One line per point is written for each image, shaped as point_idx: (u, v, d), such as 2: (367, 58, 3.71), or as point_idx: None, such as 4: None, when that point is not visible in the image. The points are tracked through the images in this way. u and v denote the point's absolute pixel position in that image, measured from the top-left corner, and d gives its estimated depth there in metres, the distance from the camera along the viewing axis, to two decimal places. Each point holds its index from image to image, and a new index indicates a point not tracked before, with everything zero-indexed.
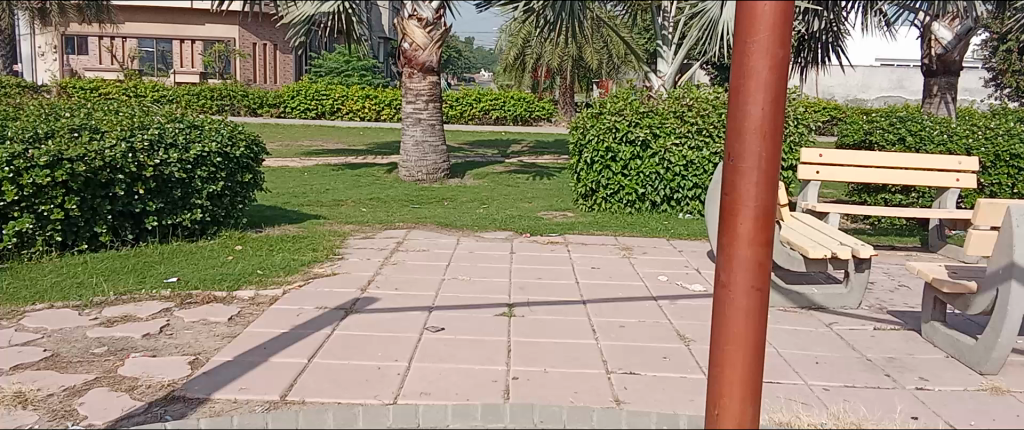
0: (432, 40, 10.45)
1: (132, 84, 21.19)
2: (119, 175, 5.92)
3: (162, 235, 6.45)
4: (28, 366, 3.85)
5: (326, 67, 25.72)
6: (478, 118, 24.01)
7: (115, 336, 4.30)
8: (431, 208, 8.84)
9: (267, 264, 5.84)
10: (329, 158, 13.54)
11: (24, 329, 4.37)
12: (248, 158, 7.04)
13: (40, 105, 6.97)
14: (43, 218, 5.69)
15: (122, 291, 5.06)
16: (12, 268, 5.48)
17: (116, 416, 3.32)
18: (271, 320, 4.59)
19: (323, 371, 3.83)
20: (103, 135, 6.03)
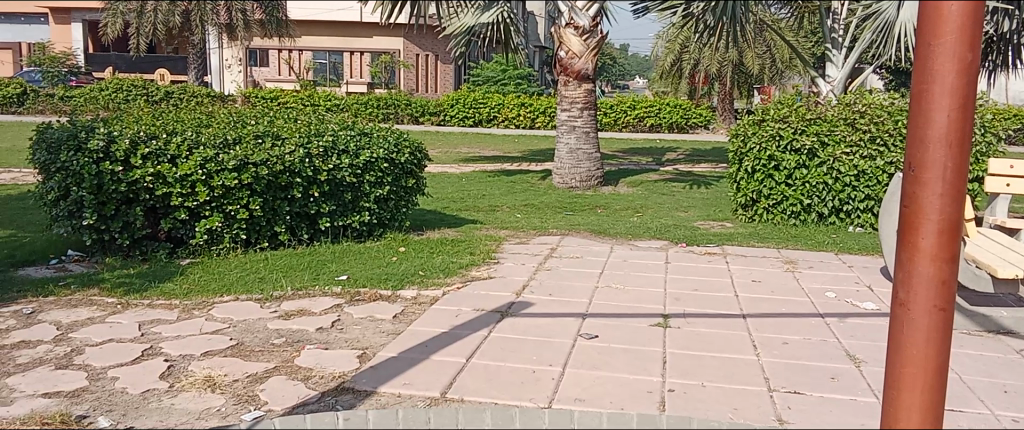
0: (587, 48, 10.52)
1: (307, 94, 22.65)
2: (298, 178, 6.36)
3: (334, 235, 6.85)
4: (217, 353, 4.21)
5: (484, 76, 26.44)
6: (633, 126, 23.84)
7: (291, 328, 4.62)
8: (584, 216, 8.86)
9: (429, 265, 6.07)
10: (485, 165, 13.89)
11: (213, 319, 4.78)
12: (412, 164, 7.35)
13: (229, 114, 7.61)
14: (230, 217, 6.21)
15: (299, 286, 5.43)
16: (203, 262, 6.01)
17: (293, 403, 3.57)
18: (431, 319, 4.77)
19: (481, 371, 3.94)
20: (284, 141, 6.48)
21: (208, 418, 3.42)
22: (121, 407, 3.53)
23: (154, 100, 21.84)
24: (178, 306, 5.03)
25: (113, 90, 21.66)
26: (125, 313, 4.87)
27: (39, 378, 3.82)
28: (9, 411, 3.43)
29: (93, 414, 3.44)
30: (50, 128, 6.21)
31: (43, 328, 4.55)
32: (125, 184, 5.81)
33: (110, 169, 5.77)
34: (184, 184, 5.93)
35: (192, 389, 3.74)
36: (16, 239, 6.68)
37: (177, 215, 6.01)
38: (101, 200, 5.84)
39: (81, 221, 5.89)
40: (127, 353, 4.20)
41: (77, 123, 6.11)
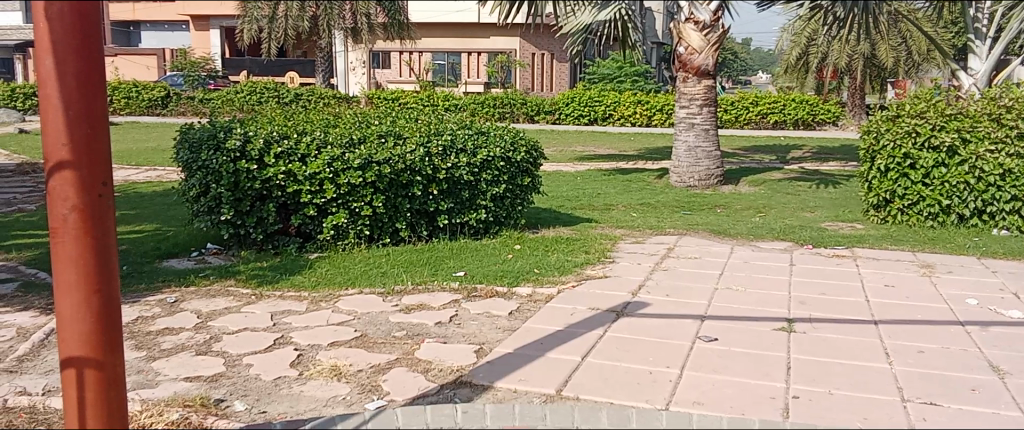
0: (708, 43, 10.27)
1: (427, 94, 23.19)
2: (418, 177, 6.54)
3: (452, 232, 7.00)
4: (343, 343, 4.39)
5: (600, 73, 26.31)
6: (755, 123, 23.13)
7: (412, 322, 4.75)
8: (703, 215, 8.67)
9: (544, 263, 6.10)
10: (600, 163, 13.83)
11: (339, 311, 4.98)
12: (528, 162, 7.36)
13: (354, 114, 7.89)
14: (355, 214, 6.45)
15: (418, 281, 5.58)
16: (330, 256, 6.28)
17: (414, 394, 3.67)
18: (547, 317, 4.79)
19: (597, 370, 3.92)
20: (405, 141, 6.66)
21: (334, 405, 3.57)
22: (255, 392, 3.74)
23: (285, 102, 22.92)
24: (306, 298, 5.27)
25: (248, 93, 22.94)
26: (258, 304, 5.15)
27: (181, 363, 4.10)
28: (156, 393, 3.70)
29: (229, 398, 3.66)
30: (192, 128, 6.62)
31: (185, 316, 4.87)
32: (259, 182, 6.14)
33: (245, 167, 6.10)
34: (313, 182, 6.21)
35: (319, 377, 3.91)
36: (162, 233, 7.17)
37: (306, 211, 6.30)
38: (238, 196, 6.20)
39: (219, 216, 6.27)
40: (260, 341, 4.44)
41: (216, 123, 6.49)
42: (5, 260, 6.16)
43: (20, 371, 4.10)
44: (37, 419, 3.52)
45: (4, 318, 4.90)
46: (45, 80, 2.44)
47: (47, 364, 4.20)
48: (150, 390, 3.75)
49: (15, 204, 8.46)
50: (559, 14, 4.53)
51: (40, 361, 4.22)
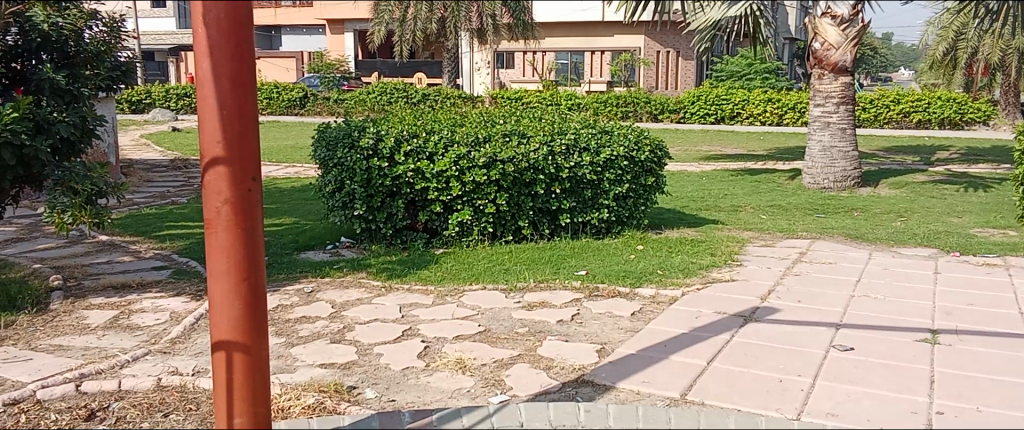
0: (846, 38, 9.84)
1: (549, 94, 23.19)
2: (541, 176, 6.59)
3: (574, 231, 7.01)
4: (467, 337, 4.48)
5: (728, 70, 25.63)
6: (896, 122, 21.89)
7: (534, 319, 4.80)
8: (838, 219, 8.28)
9: (668, 264, 6.00)
10: (727, 163, 13.47)
11: (464, 306, 5.09)
12: (652, 162, 7.24)
13: (479, 114, 8.02)
14: (479, 211, 6.57)
15: (541, 279, 5.63)
16: (455, 252, 6.43)
17: (536, 391, 3.70)
18: (671, 319, 4.71)
19: (724, 376, 3.83)
20: (529, 139, 6.71)
21: (458, 397, 3.66)
22: (384, 381, 3.88)
23: (413, 102, 23.55)
24: (433, 292, 5.42)
25: (379, 93, 23.77)
26: (387, 296, 5.34)
27: (317, 350, 4.31)
28: (294, 378, 3.90)
29: (361, 386, 3.82)
30: (329, 127, 6.92)
31: (320, 306, 5.11)
32: (390, 179, 6.36)
33: (377, 164, 6.33)
34: (440, 179, 6.37)
35: (445, 369, 4.01)
36: (299, 226, 7.55)
37: (433, 208, 6.47)
38: (369, 193, 6.44)
39: (353, 212, 6.54)
40: (389, 332, 4.60)
41: (351, 123, 6.77)
42: (160, 249, 6.66)
43: (173, 352, 4.43)
44: (188, 397, 3.79)
45: (160, 302, 5.30)
46: (202, 82, 2.63)
47: (197, 346, 4.51)
48: (289, 374, 3.96)
49: (169, 197, 9.12)
50: (686, 11, 4.40)
51: (190, 344, 4.54)
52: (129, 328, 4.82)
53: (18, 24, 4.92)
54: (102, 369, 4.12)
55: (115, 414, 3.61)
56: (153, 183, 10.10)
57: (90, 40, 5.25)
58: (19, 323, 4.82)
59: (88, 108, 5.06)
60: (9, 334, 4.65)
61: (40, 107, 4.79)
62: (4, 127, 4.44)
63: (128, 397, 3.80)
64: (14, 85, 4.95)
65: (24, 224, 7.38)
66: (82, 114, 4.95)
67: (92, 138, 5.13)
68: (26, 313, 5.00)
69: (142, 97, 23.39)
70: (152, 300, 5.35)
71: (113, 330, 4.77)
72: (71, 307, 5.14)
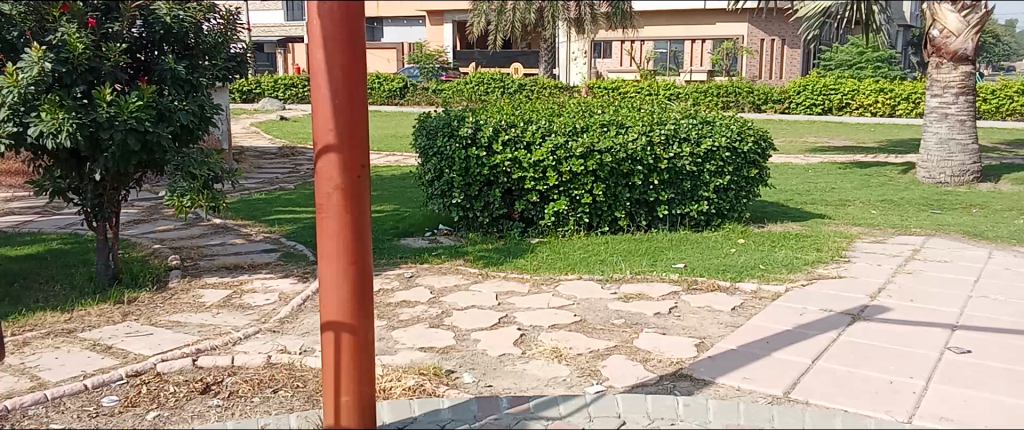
0: (967, 24, 9.40)
1: (648, 84, 22.72)
2: (639, 166, 6.52)
3: (672, 223, 6.91)
4: (562, 327, 4.49)
5: (837, 59, 24.62)
6: (1021, 114, 20.52)
7: (630, 311, 4.76)
8: (955, 215, 7.85)
9: (770, 259, 5.83)
10: (834, 156, 12.95)
11: (560, 295, 5.10)
12: (756, 153, 7.04)
13: (577, 103, 7.99)
14: (576, 201, 6.55)
15: (637, 270, 5.57)
16: (550, 242, 6.44)
17: (633, 383, 3.68)
18: (774, 315, 4.58)
19: (830, 375, 3.70)
20: (627, 130, 6.64)
21: (555, 386, 3.67)
22: (482, 366, 3.93)
23: (509, 91, 23.72)
24: (529, 280, 5.46)
25: (477, 84, 23.99)
26: (484, 283, 5.40)
27: (416, 333, 4.40)
28: (395, 359, 4.01)
29: (459, 370, 3.88)
30: (429, 117, 7.04)
31: (420, 291, 5.23)
32: (487, 168, 6.43)
33: (476, 154, 6.41)
34: (537, 169, 6.39)
35: (542, 357, 4.03)
36: (399, 214, 7.72)
37: (529, 198, 6.50)
38: (468, 181, 6.52)
39: (451, 200, 6.64)
40: (486, 319, 4.65)
41: (451, 112, 6.86)
42: (270, 233, 6.95)
43: (281, 332, 4.62)
44: (295, 375, 3.95)
45: (269, 283, 5.54)
46: (317, 73, 2.83)
47: (304, 326, 4.70)
48: (390, 356, 4.07)
49: (277, 183, 9.50)
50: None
51: (298, 324, 4.73)
52: (241, 307, 5.05)
53: (143, 17, 5.15)
54: (216, 345, 4.33)
55: (228, 388, 3.79)
56: (263, 170, 10.53)
57: (208, 31, 5.44)
58: (141, 300, 5.13)
59: (206, 97, 5.33)
60: (133, 310, 4.95)
61: (162, 96, 5.09)
62: (129, 115, 4.76)
63: (240, 373, 3.99)
64: (139, 75, 5.25)
65: (145, 207, 7.83)
66: (200, 103, 5.24)
67: (209, 125, 5.40)
68: (148, 291, 5.31)
69: (252, 87, 24.37)
70: (261, 281, 5.59)
71: (226, 309, 5.02)
72: (188, 286, 5.43)
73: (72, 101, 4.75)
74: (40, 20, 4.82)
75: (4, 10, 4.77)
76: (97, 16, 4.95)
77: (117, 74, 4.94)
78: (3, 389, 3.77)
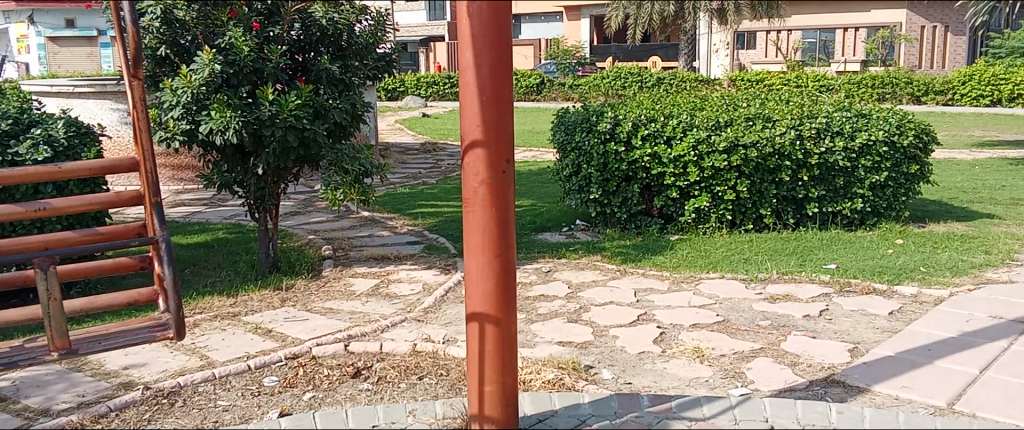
0: None
1: (795, 75, 21.70)
2: (787, 161, 6.27)
3: (823, 222, 6.59)
4: (705, 326, 4.38)
5: (1008, 47, 22.72)
6: None
7: (777, 312, 4.58)
8: None
9: (932, 261, 5.46)
10: (1006, 150, 11.95)
11: (701, 294, 4.98)
12: (917, 148, 6.62)
13: (722, 97, 7.77)
14: (718, 198, 6.37)
15: (785, 270, 5.36)
16: (691, 239, 6.30)
17: (780, 387, 3.54)
18: (936, 321, 4.29)
19: (1000, 388, 3.43)
20: (775, 123, 6.41)
21: (697, 386, 3.60)
22: (621, 363, 3.91)
23: (646, 86, 23.45)
24: (668, 278, 5.37)
25: (614, 78, 23.85)
26: (623, 279, 5.37)
27: (555, 328, 4.43)
28: (535, 353, 4.05)
29: (598, 366, 3.88)
30: (567, 112, 7.04)
31: (558, 285, 5.26)
32: (626, 163, 6.36)
33: (614, 149, 6.36)
34: (677, 164, 6.27)
35: (683, 356, 3.96)
36: (537, 208, 7.79)
37: (669, 193, 6.38)
38: (605, 177, 6.47)
39: (589, 195, 6.60)
40: (626, 316, 4.62)
41: (589, 107, 6.84)
42: (414, 225, 7.19)
43: (426, 321, 4.78)
44: (439, 364, 4.08)
45: (413, 274, 5.74)
46: (466, 70, 2.91)
47: (446, 317, 4.84)
48: (530, 349, 4.12)
49: (420, 178, 9.81)
50: None
51: (441, 314, 4.88)
52: (388, 296, 5.26)
53: (302, 20, 5.47)
54: (365, 331, 4.54)
55: (377, 373, 3.97)
56: (406, 165, 10.91)
57: (360, 33, 5.67)
58: (297, 287, 5.45)
59: (358, 95, 5.59)
60: (290, 296, 5.27)
61: (318, 95, 5.38)
62: (289, 112, 5.08)
63: (388, 359, 4.17)
64: (297, 74, 5.57)
65: (301, 199, 8.30)
66: (353, 101, 5.50)
67: (360, 122, 5.65)
68: (303, 278, 5.63)
69: (397, 86, 25.23)
70: (407, 271, 5.81)
71: (374, 297, 5.24)
72: (340, 275, 5.72)
73: (238, 100, 5.10)
74: (210, 25, 5.21)
75: (178, 16, 5.12)
76: (260, 20, 5.32)
77: (278, 75, 5.25)
78: (177, 366, 4.11)
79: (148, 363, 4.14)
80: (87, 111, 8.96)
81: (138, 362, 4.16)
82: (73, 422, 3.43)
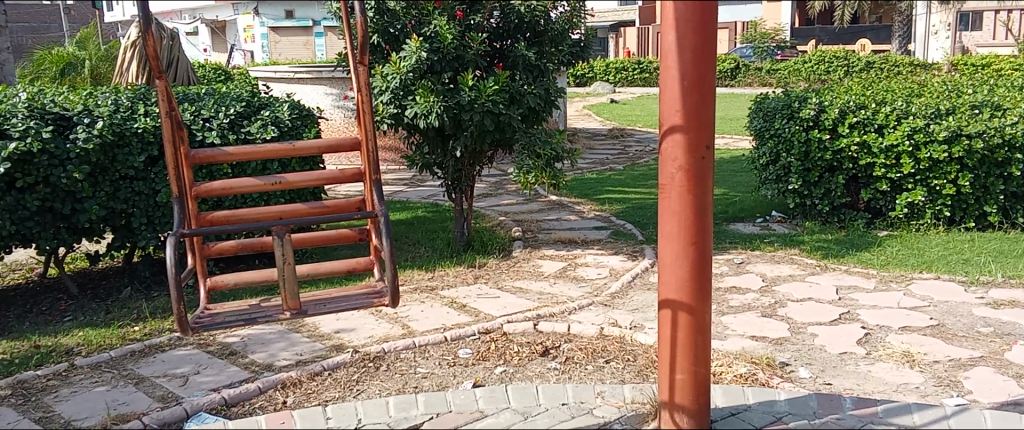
0: None
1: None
2: (1018, 154, 5.71)
3: None
4: (915, 330, 4.08)
5: None
6: None
7: (1000, 319, 4.18)
8: None
9: None
10: None
11: (913, 295, 4.63)
12: None
13: (942, 82, 7.16)
14: (934, 191, 5.90)
15: (1012, 274, 4.87)
16: (902, 235, 5.86)
17: (1003, 400, 3.24)
18: None
19: None
20: (1005, 112, 5.86)
21: (905, 392, 3.37)
22: (819, 362, 3.73)
23: (853, 71, 22.18)
24: (874, 276, 5.04)
25: (816, 63, 22.77)
26: (823, 275, 5.10)
27: (747, 321, 4.31)
28: (727, 345, 3.96)
29: (795, 364, 3.72)
30: (767, 98, 6.75)
31: (751, 278, 5.09)
32: (830, 153, 6.02)
33: (818, 137, 6.04)
34: (889, 155, 5.86)
35: (890, 360, 3.71)
36: (729, 197, 7.56)
37: (878, 186, 5.98)
38: (807, 167, 6.16)
39: (788, 185, 6.30)
40: (825, 313, 4.39)
41: (792, 93, 6.51)
42: (601, 211, 7.23)
43: (613, 306, 4.81)
44: (626, 349, 4.10)
45: (600, 258, 5.79)
46: (668, 53, 2.89)
47: (634, 303, 4.84)
48: (721, 341, 4.03)
49: (609, 163, 9.82)
50: None
51: (628, 300, 4.89)
52: (575, 278, 5.35)
53: (501, 9, 5.63)
54: (554, 312, 4.65)
55: (565, 354, 4.05)
56: (594, 150, 10.96)
57: (556, 19, 5.71)
58: (490, 266, 5.67)
59: (551, 81, 5.69)
60: (482, 273, 5.50)
61: (514, 81, 5.54)
62: (487, 98, 5.27)
63: (576, 340, 4.24)
64: (495, 61, 5.77)
65: (493, 182, 8.59)
66: (546, 87, 5.61)
67: (553, 107, 5.76)
68: (495, 257, 5.84)
69: (586, 71, 25.26)
70: (594, 256, 5.86)
71: (562, 279, 5.35)
72: (530, 256, 5.88)
73: (441, 86, 5.36)
74: (418, 14, 5.49)
75: (390, 6, 5.46)
76: (464, 9, 5.55)
77: (478, 61, 5.47)
78: (382, 333, 4.41)
79: (356, 329, 4.48)
80: (307, 96, 9.79)
81: (347, 328, 4.51)
82: (293, 377, 3.79)
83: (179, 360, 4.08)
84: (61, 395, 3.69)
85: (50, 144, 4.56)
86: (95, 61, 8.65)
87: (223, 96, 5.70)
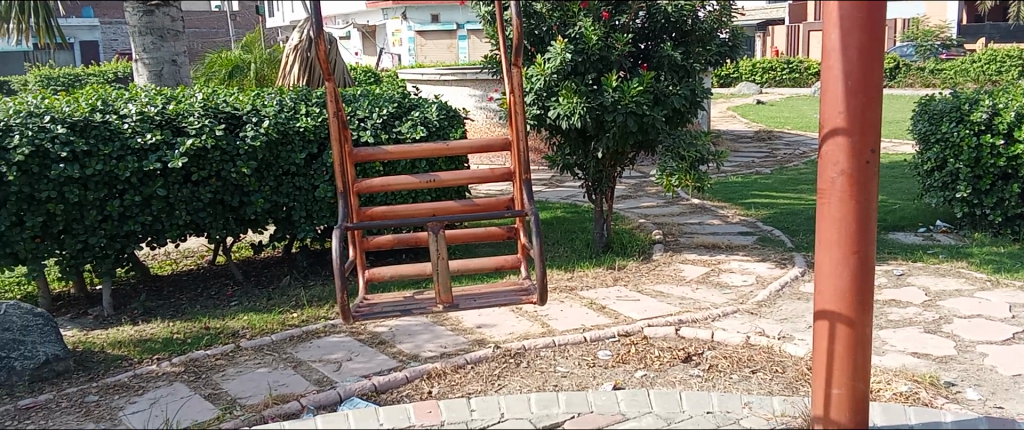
0: None
1: None
2: None
3: None
4: None
5: None
6: None
7: None
8: None
9: None
10: None
11: None
12: None
13: None
14: None
15: None
16: None
17: None
18: None
19: None
20: None
21: None
22: (989, 384, 3.46)
23: None
24: None
25: (986, 62, 21.06)
26: (994, 291, 4.71)
27: (907, 336, 4.05)
28: (885, 361, 3.74)
29: (962, 384, 3.46)
30: (932, 99, 6.29)
31: (912, 291, 4.77)
32: (1005, 159, 5.53)
33: (990, 142, 5.58)
34: None
35: None
36: (887, 205, 7.13)
37: None
38: (977, 174, 5.72)
39: (955, 193, 5.88)
40: (997, 332, 4.06)
41: (961, 94, 6.06)
42: (746, 216, 7.01)
43: (759, 314, 4.65)
44: (774, 360, 3.95)
45: (746, 265, 5.61)
46: (829, 52, 2.76)
47: (782, 312, 4.66)
48: (878, 356, 3.81)
49: (754, 167, 9.49)
50: None
51: (775, 309, 4.71)
52: (719, 284, 5.22)
53: (647, 8, 5.57)
54: (697, 318, 4.54)
55: (708, 361, 3.96)
56: (739, 153, 10.63)
57: (704, 18, 5.56)
58: (630, 268, 5.62)
59: (698, 81, 5.55)
60: (622, 275, 5.46)
61: (659, 82, 5.45)
62: (631, 99, 5.22)
63: (720, 348, 4.13)
64: (640, 62, 5.72)
65: (633, 184, 8.51)
66: (692, 87, 5.49)
67: (699, 108, 5.63)
68: (635, 260, 5.79)
69: (730, 72, 24.55)
70: (739, 262, 5.69)
71: (705, 285, 5.23)
72: (671, 259, 5.79)
73: (585, 87, 5.36)
74: (563, 16, 5.52)
75: (537, 8, 5.51)
76: (609, 10, 5.53)
77: (623, 61, 5.44)
78: (522, 330, 4.47)
79: (498, 325, 4.56)
80: (453, 97, 10.06)
81: (489, 323, 4.61)
82: (438, 369, 3.91)
83: (333, 347, 4.30)
84: (228, 374, 3.98)
85: (223, 141, 4.92)
86: (260, 64, 9.23)
87: (377, 97, 5.95)
